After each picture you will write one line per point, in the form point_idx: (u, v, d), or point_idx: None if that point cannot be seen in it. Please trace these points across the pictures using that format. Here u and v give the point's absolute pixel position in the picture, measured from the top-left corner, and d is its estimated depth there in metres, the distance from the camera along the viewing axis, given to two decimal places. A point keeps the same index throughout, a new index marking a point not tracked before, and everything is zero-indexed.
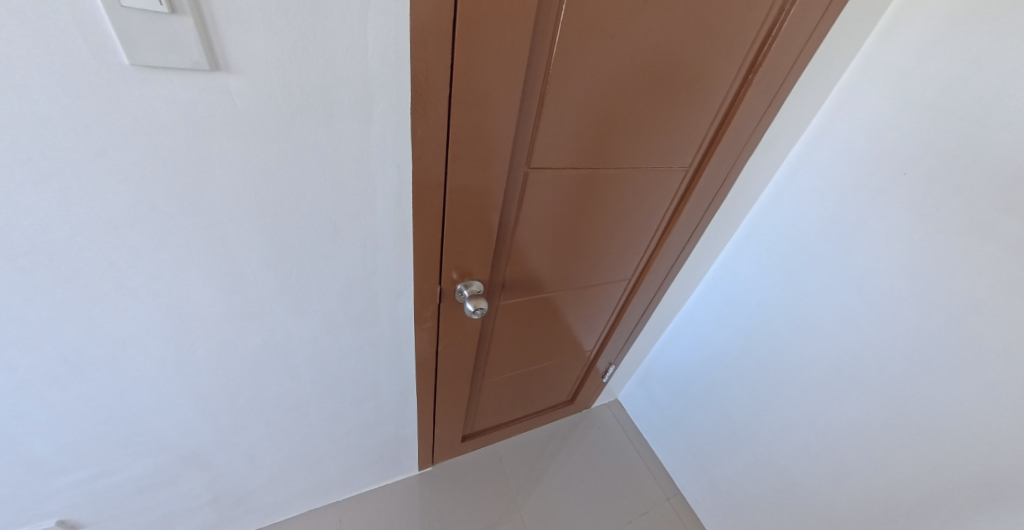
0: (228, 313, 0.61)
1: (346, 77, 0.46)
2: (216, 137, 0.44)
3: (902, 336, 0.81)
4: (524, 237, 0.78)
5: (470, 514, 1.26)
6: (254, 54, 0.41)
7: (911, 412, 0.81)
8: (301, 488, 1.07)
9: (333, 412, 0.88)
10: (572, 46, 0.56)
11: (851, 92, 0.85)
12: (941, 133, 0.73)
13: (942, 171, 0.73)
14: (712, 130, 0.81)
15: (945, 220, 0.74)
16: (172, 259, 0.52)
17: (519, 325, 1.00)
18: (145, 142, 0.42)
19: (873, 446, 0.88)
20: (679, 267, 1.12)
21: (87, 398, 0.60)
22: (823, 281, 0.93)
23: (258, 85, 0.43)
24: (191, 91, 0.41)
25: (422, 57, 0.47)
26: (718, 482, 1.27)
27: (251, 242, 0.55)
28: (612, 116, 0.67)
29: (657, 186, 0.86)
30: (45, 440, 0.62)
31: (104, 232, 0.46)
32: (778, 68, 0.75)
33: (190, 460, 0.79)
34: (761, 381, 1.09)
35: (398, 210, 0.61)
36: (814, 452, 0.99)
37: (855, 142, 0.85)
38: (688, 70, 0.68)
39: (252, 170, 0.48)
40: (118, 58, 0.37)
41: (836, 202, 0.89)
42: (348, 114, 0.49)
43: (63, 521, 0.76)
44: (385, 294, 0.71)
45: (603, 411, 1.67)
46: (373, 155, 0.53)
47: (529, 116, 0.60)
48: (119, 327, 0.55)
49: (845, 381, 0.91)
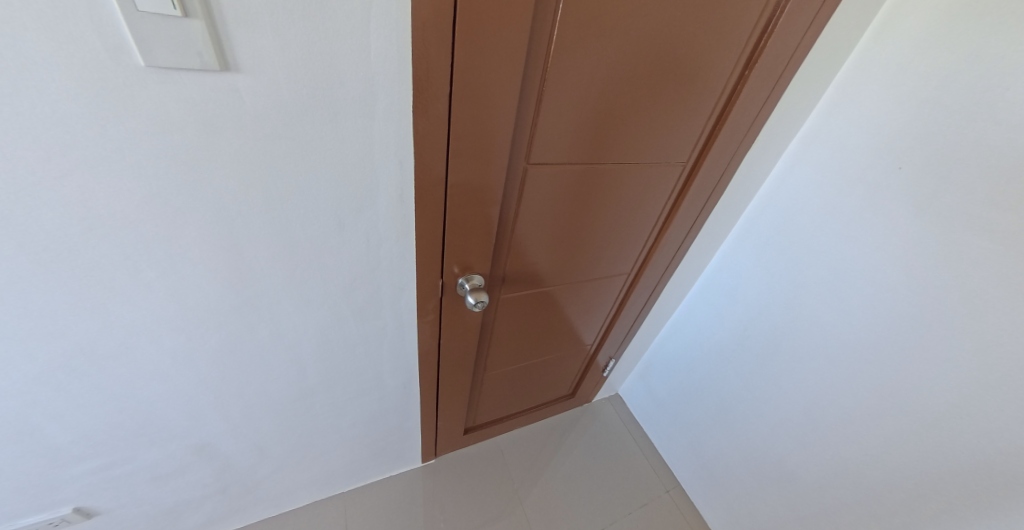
0: (238, 307, 0.63)
1: (350, 77, 0.48)
2: (225, 135, 0.46)
3: (897, 328, 0.82)
4: (525, 231, 0.80)
5: (472, 506, 1.28)
6: (263, 55, 0.42)
7: (904, 403, 0.83)
8: (307, 479, 1.10)
9: (338, 403, 0.90)
10: (569, 43, 0.57)
11: (848, 87, 0.85)
12: (936, 128, 0.74)
13: (937, 166, 0.74)
14: (711, 123, 0.82)
15: (940, 214, 0.75)
16: (184, 253, 0.54)
17: (520, 320, 1.02)
18: (157, 139, 0.44)
19: (869, 437, 0.89)
20: (678, 261, 1.13)
21: (101, 388, 0.62)
22: (819, 273, 0.94)
23: (267, 85, 0.44)
24: (200, 89, 0.42)
25: (423, 55, 0.48)
26: (716, 474, 1.29)
27: (260, 238, 0.57)
28: (611, 110, 0.68)
29: (655, 182, 0.88)
30: (61, 429, 0.64)
31: (117, 227, 0.48)
32: (774, 64, 0.77)
33: (200, 450, 0.82)
34: (757, 375, 1.11)
35: (400, 205, 0.62)
36: (811, 444, 1.01)
37: (850, 138, 0.86)
38: (686, 65, 0.69)
39: (259, 167, 0.50)
40: (132, 59, 0.39)
41: (832, 197, 0.90)
42: (352, 112, 0.50)
43: (79, 508, 0.79)
44: (388, 288, 0.73)
45: (604, 405, 1.68)
46: (376, 152, 0.55)
47: (527, 114, 0.62)
48: (132, 318, 0.57)
49: (839, 374, 0.93)
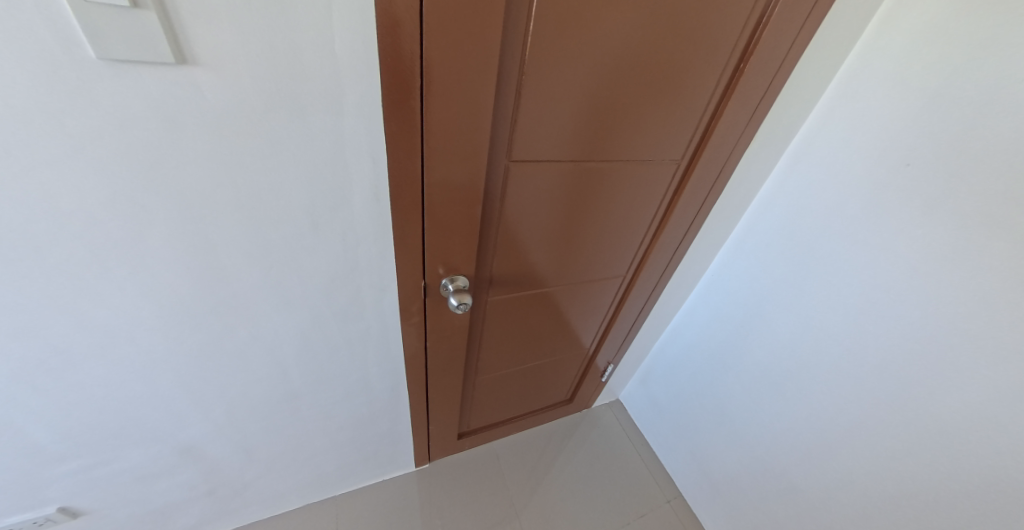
0: (216, 307, 0.62)
1: (316, 70, 0.46)
2: (189, 131, 0.45)
3: (905, 334, 0.77)
4: (512, 232, 0.78)
5: (465, 512, 1.26)
6: (222, 49, 0.41)
7: (914, 415, 0.78)
8: (297, 482, 1.09)
9: (324, 405, 0.89)
10: (549, 37, 0.55)
11: (851, 82, 0.82)
12: (946, 123, 0.70)
13: (947, 162, 0.70)
14: (705, 119, 0.79)
15: (950, 213, 0.71)
16: (156, 253, 0.53)
17: (512, 322, 0.99)
18: (118, 135, 0.43)
19: (877, 450, 0.84)
20: (677, 262, 1.10)
21: (79, 388, 0.62)
22: (822, 276, 0.90)
23: (229, 80, 0.43)
24: (160, 84, 0.41)
25: (392, 48, 0.47)
26: (718, 485, 1.24)
27: (234, 238, 0.56)
28: (596, 106, 0.66)
29: (648, 181, 0.85)
30: (41, 428, 0.64)
31: (84, 225, 0.48)
32: (771, 57, 0.74)
33: (185, 451, 0.81)
34: (759, 384, 1.07)
35: (377, 203, 0.61)
36: (816, 455, 0.96)
37: (854, 134, 0.82)
38: (675, 59, 0.66)
39: (229, 165, 0.49)
40: (86, 52, 0.38)
41: (836, 196, 0.86)
42: (320, 107, 0.49)
43: (65, 507, 0.79)
44: (369, 289, 0.72)
45: (604, 411, 1.65)
46: (347, 148, 0.54)
47: (507, 110, 0.60)
48: (107, 318, 0.57)
49: (844, 381, 0.88)
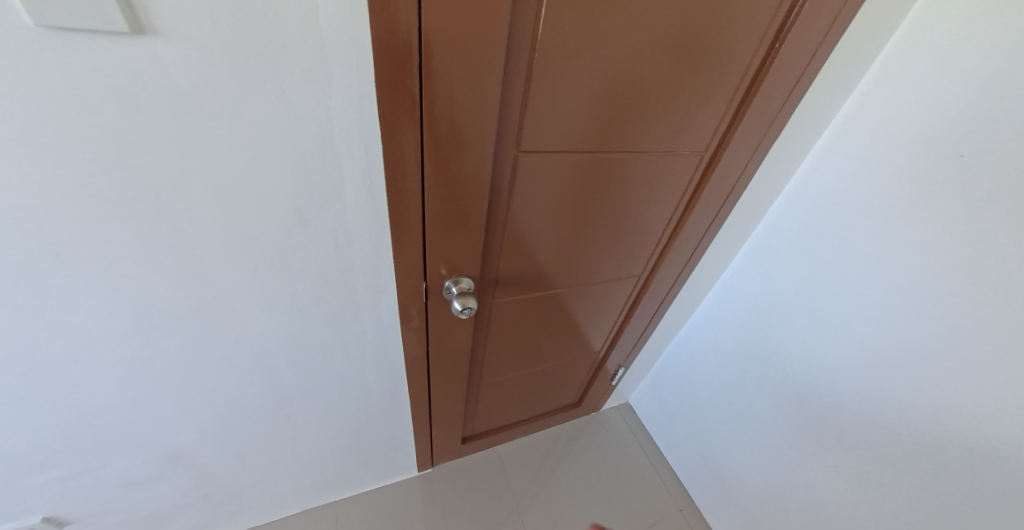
0: (197, 310, 0.57)
1: (296, 45, 0.40)
2: (154, 114, 0.40)
3: (946, 345, 0.70)
4: (519, 229, 0.72)
5: (468, 518, 1.21)
6: (185, 16, 0.36)
7: (958, 433, 0.71)
8: (294, 488, 1.05)
9: (320, 410, 0.84)
10: (564, 11, 0.49)
11: (894, 63, 0.73)
12: (1004, 106, 0.61)
13: (1004, 151, 0.61)
14: (733, 106, 0.72)
15: (1007, 210, 0.62)
16: (127, 252, 0.48)
17: (518, 325, 0.93)
18: (71, 119, 0.38)
19: (913, 468, 0.77)
20: (695, 261, 1.03)
21: (53, 396, 0.58)
22: (851, 278, 0.82)
23: (195, 55, 0.38)
24: (113, 59, 0.36)
25: (383, 20, 0.41)
26: (733, 495, 1.18)
27: (213, 235, 0.51)
28: (615, 90, 0.59)
29: (668, 174, 0.78)
30: (15, 438, 0.60)
31: (41, 223, 0.43)
32: (809, 36, 0.66)
33: (174, 458, 0.77)
34: (781, 391, 1.00)
35: (371, 198, 0.55)
36: (843, 470, 0.89)
37: (896, 122, 0.74)
38: (704, 37, 0.59)
39: (202, 153, 0.44)
40: (20, 18, 0.32)
41: (871, 190, 0.78)
42: (303, 88, 0.43)
43: (49, 517, 0.76)
44: (365, 290, 0.67)
45: (613, 414, 1.59)
46: (336, 136, 0.48)
47: (515, 95, 0.54)
48: (77, 323, 0.52)
49: (875, 393, 0.81)
